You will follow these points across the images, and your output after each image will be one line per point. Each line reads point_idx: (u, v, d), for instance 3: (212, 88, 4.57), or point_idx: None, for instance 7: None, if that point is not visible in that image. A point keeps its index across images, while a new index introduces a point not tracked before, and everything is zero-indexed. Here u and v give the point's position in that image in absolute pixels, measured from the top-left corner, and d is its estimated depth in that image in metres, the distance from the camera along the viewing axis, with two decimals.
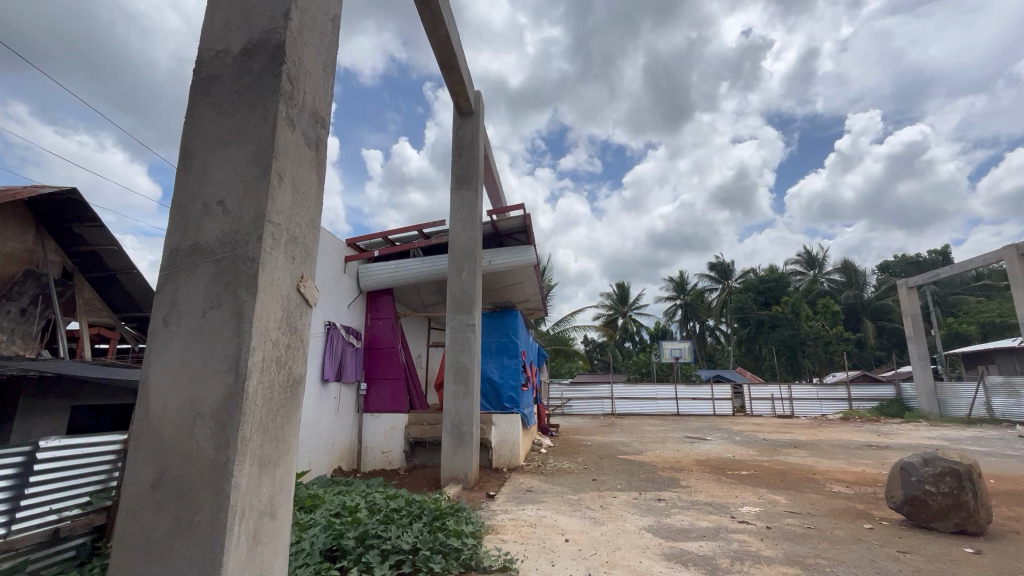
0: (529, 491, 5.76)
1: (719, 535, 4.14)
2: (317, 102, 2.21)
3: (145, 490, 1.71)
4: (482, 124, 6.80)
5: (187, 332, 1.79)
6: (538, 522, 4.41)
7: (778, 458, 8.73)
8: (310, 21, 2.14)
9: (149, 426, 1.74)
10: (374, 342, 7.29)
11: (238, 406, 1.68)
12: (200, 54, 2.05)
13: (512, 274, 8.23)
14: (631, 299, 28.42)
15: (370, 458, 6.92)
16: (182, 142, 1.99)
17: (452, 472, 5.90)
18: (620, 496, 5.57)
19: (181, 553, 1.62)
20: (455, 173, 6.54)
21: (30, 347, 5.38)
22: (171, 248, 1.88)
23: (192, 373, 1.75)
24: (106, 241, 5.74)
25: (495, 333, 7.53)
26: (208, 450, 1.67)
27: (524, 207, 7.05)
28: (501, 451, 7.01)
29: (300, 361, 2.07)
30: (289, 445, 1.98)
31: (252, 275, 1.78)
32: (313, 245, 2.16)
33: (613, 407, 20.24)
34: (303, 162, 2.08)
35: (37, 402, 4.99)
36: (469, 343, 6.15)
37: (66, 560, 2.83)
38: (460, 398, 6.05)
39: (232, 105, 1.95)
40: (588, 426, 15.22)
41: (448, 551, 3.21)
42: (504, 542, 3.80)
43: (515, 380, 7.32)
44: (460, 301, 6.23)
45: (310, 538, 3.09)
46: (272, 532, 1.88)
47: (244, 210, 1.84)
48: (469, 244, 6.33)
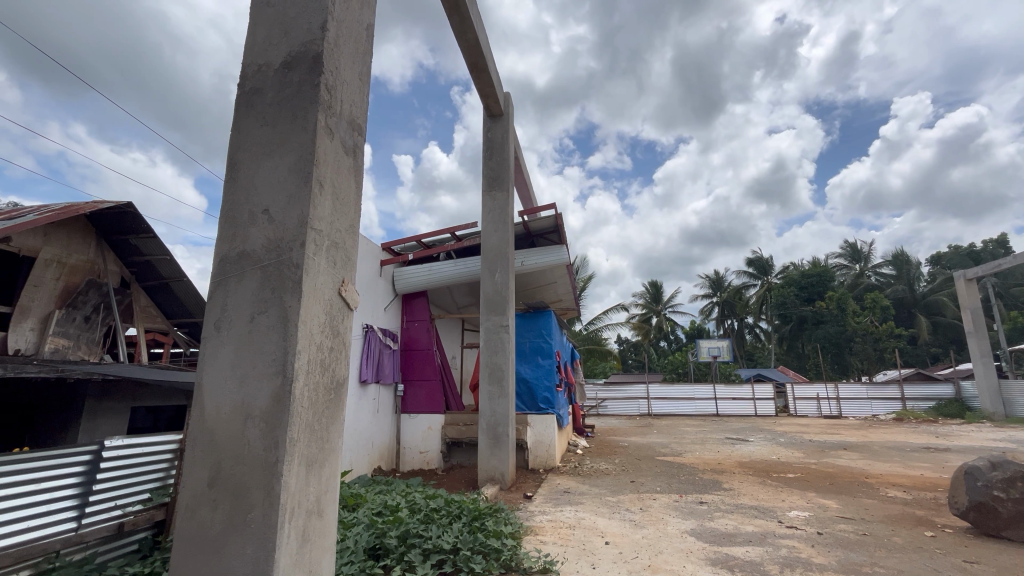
0: (567, 492, 5.72)
1: (766, 540, 3.99)
2: (354, 110, 2.26)
3: (201, 489, 1.78)
4: (511, 125, 6.81)
5: (237, 336, 1.86)
6: (578, 523, 4.37)
7: (827, 461, 8.35)
8: (346, 31, 2.19)
9: (204, 426, 1.82)
10: (411, 344, 7.42)
11: (286, 407, 1.73)
12: (244, 69, 2.13)
13: (545, 274, 8.20)
14: (665, 298, 27.85)
15: (408, 458, 7.04)
16: (229, 154, 2.07)
17: (489, 472, 5.92)
18: (660, 499, 5.46)
19: (237, 550, 1.68)
20: (486, 175, 6.57)
21: (94, 352, 5.76)
22: (221, 256, 1.96)
23: (242, 376, 1.81)
24: (159, 251, 6.05)
25: (529, 333, 7.52)
26: (260, 450, 1.73)
27: (555, 206, 7.02)
28: (537, 451, 6.99)
29: (343, 363, 2.12)
30: (334, 446, 2.03)
31: (297, 280, 1.83)
32: (352, 250, 2.21)
33: (650, 408, 19.89)
34: (342, 169, 2.13)
35: (102, 403, 5.33)
36: (503, 344, 6.16)
37: (130, 553, 3.00)
38: (496, 399, 6.07)
39: (274, 116, 2.02)
40: (624, 427, 14.99)
41: (488, 551, 3.22)
42: (544, 544, 3.79)
43: (550, 380, 7.29)
44: (493, 302, 6.25)
45: (354, 536, 3.17)
46: (320, 531, 1.94)
47: (289, 217, 1.90)
48: (501, 246, 6.34)
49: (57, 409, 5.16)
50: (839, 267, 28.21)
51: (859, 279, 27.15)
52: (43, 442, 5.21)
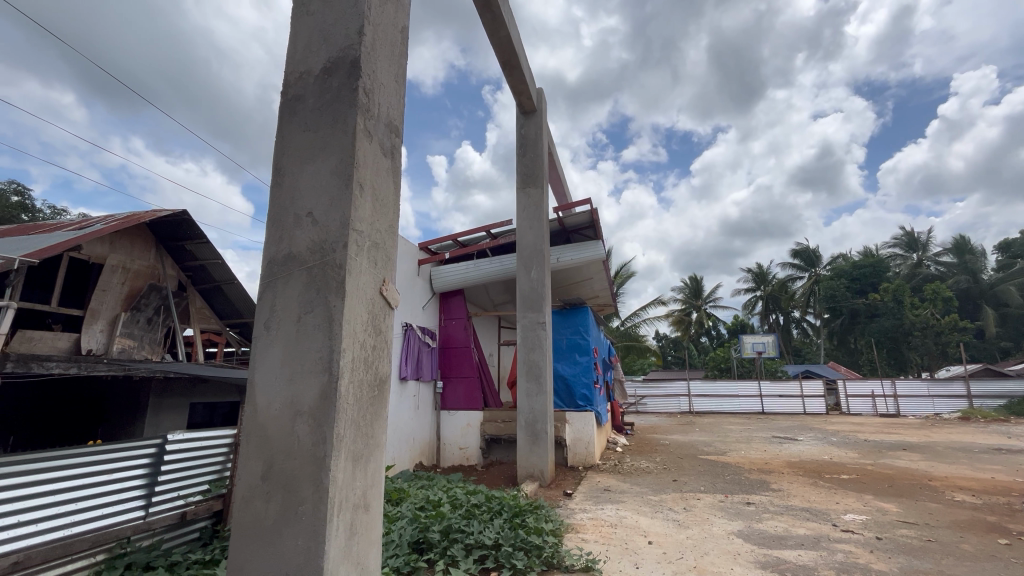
0: (607, 490, 5.65)
1: (820, 544, 3.81)
2: (391, 112, 2.30)
3: (256, 481, 1.86)
4: (544, 121, 6.77)
5: (285, 335, 1.93)
6: (619, 522, 4.31)
7: (884, 462, 7.88)
8: (381, 35, 2.23)
9: (257, 421, 1.90)
10: (449, 342, 7.53)
11: (333, 404, 1.79)
12: (286, 77, 2.20)
13: (581, 270, 8.12)
14: (705, 292, 27.07)
15: (448, 454, 7.15)
16: (274, 160, 2.15)
17: (528, 469, 5.92)
18: (705, 498, 5.31)
19: (289, 541, 1.75)
20: (520, 172, 6.56)
21: (156, 351, 6.16)
22: (269, 259, 2.04)
23: (291, 373, 1.88)
24: (211, 255, 6.37)
25: (566, 330, 7.47)
26: (309, 444, 1.79)
27: (590, 201, 6.94)
28: (576, 449, 6.95)
29: (385, 361, 2.17)
30: (378, 441, 2.08)
31: (341, 280, 1.88)
32: (392, 250, 2.26)
33: (691, 406, 19.38)
34: (381, 170, 2.18)
35: (164, 400, 5.69)
36: (540, 341, 6.14)
37: (192, 540, 3.19)
38: (534, 396, 6.06)
39: (315, 121, 2.08)
40: (665, 425, 14.65)
41: (530, 548, 3.23)
42: (585, 542, 3.75)
43: (588, 377, 7.21)
44: (529, 300, 6.23)
45: (399, 530, 3.25)
46: (367, 524, 1.99)
47: (331, 219, 1.95)
48: (536, 243, 6.32)
49: (125, 405, 5.56)
50: (895, 257, 26.56)
51: (917, 269, 25.47)
52: (113, 436, 5.61)
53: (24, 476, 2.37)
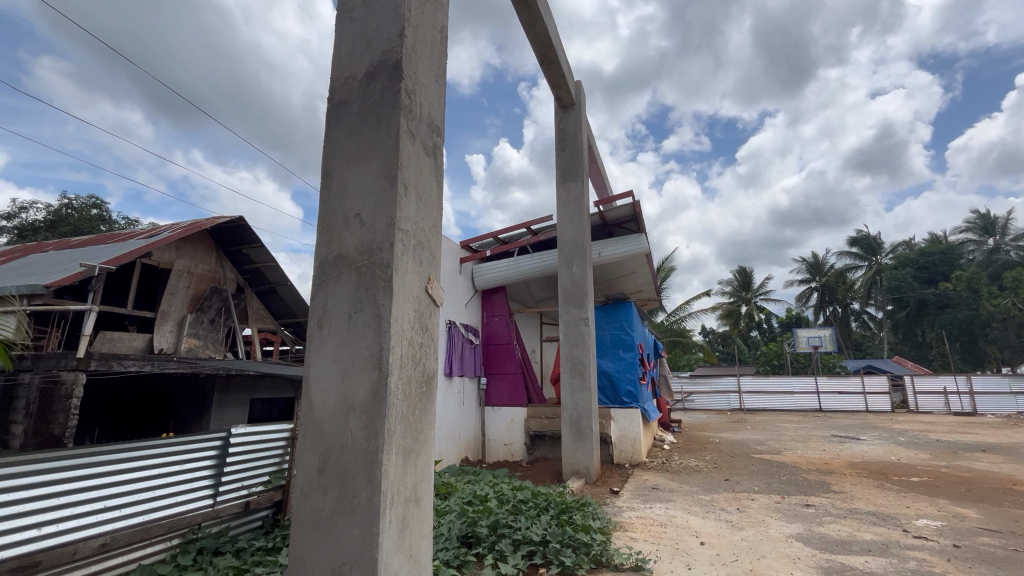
0: (655, 489, 5.53)
1: (889, 551, 3.58)
2: (433, 112, 2.33)
3: (312, 474, 1.93)
4: (584, 114, 6.68)
5: (337, 333, 1.99)
6: (669, 522, 4.21)
7: (960, 464, 7.29)
8: (421, 36, 2.26)
9: (313, 416, 1.98)
10: (492, 338, 7.59)
11: (383, 399, 1.83)
12: (332, 83, 2.26)
13: (623, 264, 7.96)
14: (755, 285, 25.95)
15: (494, 450, 7.20)
16: (323, 164, 2.21)
17: (573, 466, 5.89)
18: (760, 499, 5.10)
19: (345, 532, 1.81)
20: (559, 166, 6.50)
21: (219, 350, 6.55)
22: (320, 260, 2.11)
23: (343, 370, 1.94)
24: (266, 258, 6.70)
25: (609, 325, 7.36)
26: (362, 439, 1.85)
27: (632, 194, 6.78)
28: (622, 446, 6.84)
29: (432, 357, 2.21)
30: (427, 436, 2.12)
31: (388, 278, 1.93)
32: (436, 248, 2.29)
33: (742, 402, 18.66)
34: (424, 170, 2.21)
35: (226, 396, 6.05)
36: (583, 337, 6.07)
37: (255, 528, 3.39)
38: (578, 392, 6.00)
39: (361, 125, 2.13)
40: (715, 422, 14.18)
41: (577, 545, 3.20)
42: (634, 541, 3.69)
43: (632, 373, 7.08)
44: (572, 295, 6.18)
45: (448, 523, 3.31)
46: (418, 517, 2.03)
47: (378, 220, 2.00)
48: (578, 238, 6.25)
49: (193, 401, 5.97)
50: (967, 243, 24.49)
51: (994, 254, 23.39)
52: (183, 429, 6.02)
53: (110, 466, 2.58)
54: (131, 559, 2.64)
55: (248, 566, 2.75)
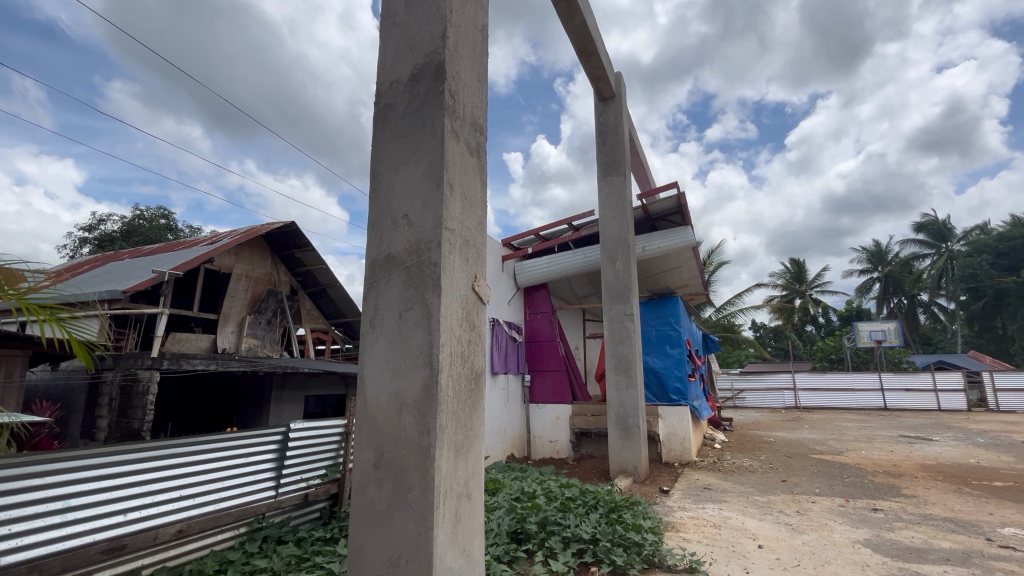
0: (708, 489, 5.36)
1: (971, 561, 3.30)
2: (476, 111, 2.34)
3: (368, 468, 1.98)
4: (624, 106, 6.55)
5: (389, 331, 2.04)
6: (724, 523, 4.07)
7: None
8: (463, 35, 2.27)
9: (368, 411, 2.03)
10: (535, 336, 7.60)
11: (435, 396, 1.87)
12: (378, 87, 2.31)
13: (668, 258, 7.75)
14: (809, 277, 24.63)
15: (539, 447, 7.21)
16: (371, 168, 2.26)
17: (621, 464, 5.79)
18: (821, 502, 4.83)
19: (400, 524, 1.85)
20: (600, 160, 6.40)
21: (276, 349, 6.89)
22: (371, 260, 2.16)
23: (395, 367, 1.99)
24: (316, 261, 6.99)
25: (655, 321, 7.19)
26: (415, 435, 1.89)
27: (676, 185, 6.59)
28: (671, 444, 6.68)
29: (480, 355, 2.23)
30: (477, 432, 2.14)
31: (437, 277, 1.96)
32: (482, 246, 2.31)
33: (797, 400, 17.78)
34: (469, 169, 2.23)
35: (284, 392, 6.38)
36: (628, 333, 5.95)
37: (314, 518, 3.57)
38: (624, 389, 5.90)
39: (406, 127, 2.17)
40: (767, 420, 13.60)
41: (629, 544, 3.15)
42: (687, 542, 3.59)
43: (680, 370, 6.89)
44: (615, 291, 6.07)
45: (497, 519, 3.35)
46: (470, 512, 2.06)
47: (425, 220, 2.03)
48: (620, 232, 6.14)
49: (254, 397, 6.33)
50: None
51: None
52: (246, 423, 6.39)
53: (184, 458, 2.77)
54: (204, 545, 2.84)
55: (309, 555, 2.88)
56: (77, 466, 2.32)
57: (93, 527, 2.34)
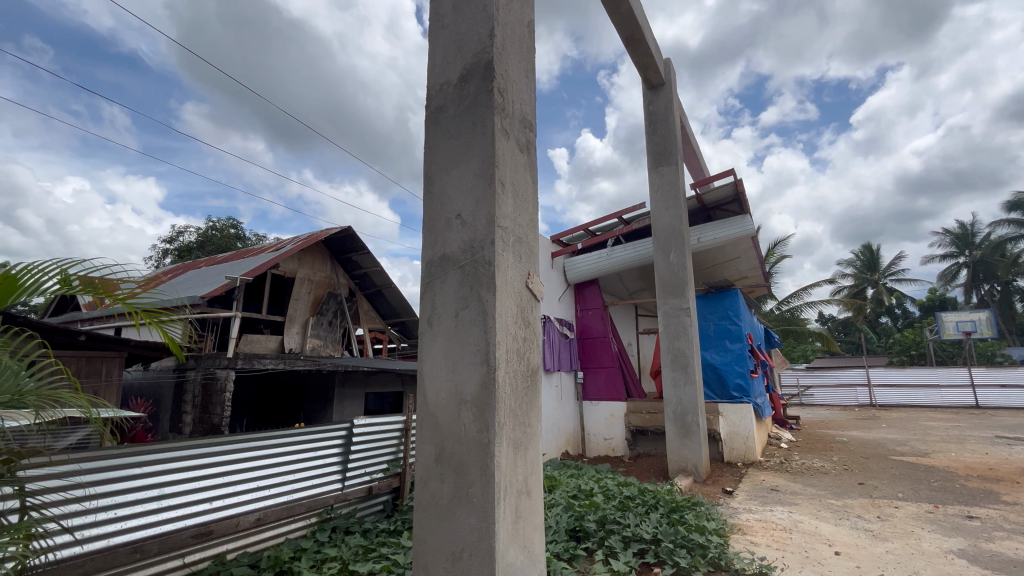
0: (776, 490, 5.09)
1: None
2: (525, 108, 2.34)
3: (430, 463, 2.02)
4: (675, 94, 6.32)
5: (446, 330, 2.07)
6: (794, 527, 3.85)
7: None
8: (510, 33, 2.28)
9: (428, 408, 2.07)
10: (586, 332, 7.51)
11: (493, 393, 1.88)
12: (428, 90, 2.34)
13: (725, 249, 7.42)
14: (884, 264, 22.80)
15: (594, 445, 7.12)
16: (424, 170, 2.30)
17: (680, 463, 5.61)
18: (906, 507, 4.45)
19: (463, 519, 1.88)
20: (651, 151, 6.21)
21: (337, 348, 7.22)
22: (426, 260, 2.20)
23: (453, 363, 2.02)
24: (372, 263, 7.26)
25: (713, 315, 6.91)
26: (474, 431, 1.91)
27: (733, 172, 6.28)
28: (733, 444, 6.39)
29: (536, 352, 2.23)
30: (534, 429, 2.14)
31: (491, 276, 1.97)
32: (534, 243, 2.31)
33: (873, 398, 16.42)
34: (519, 166, 2.24)
35: (345, 390, 6.68)
36: (684, 328, 5.75)
37: (378, 510, 3.71)
38: (682, 386, 5.70)
39: (457, 129, 2.19)
40: (839, 419, 12.69)
41: (692, 546, 3.05)
42: (755, 545, 3.43)
43: (741, 365, 6.59)
44: (670, 285, 5.88)
45: (556, 517, 3.34)
46: (530, 509, 2.06)
47: (479, 218, 2.05)
48: (673, 224, 5.94)
49: (319, 394, 6.68)
50: None
51: None
52: (312, 419, 6.74)
53: (259, 451, 2.96)
54: (280, 533, 3.03)
55: (375, 546, 3.00)
56: (169, 457, 2.54)
57: (183, 513, 2.56)
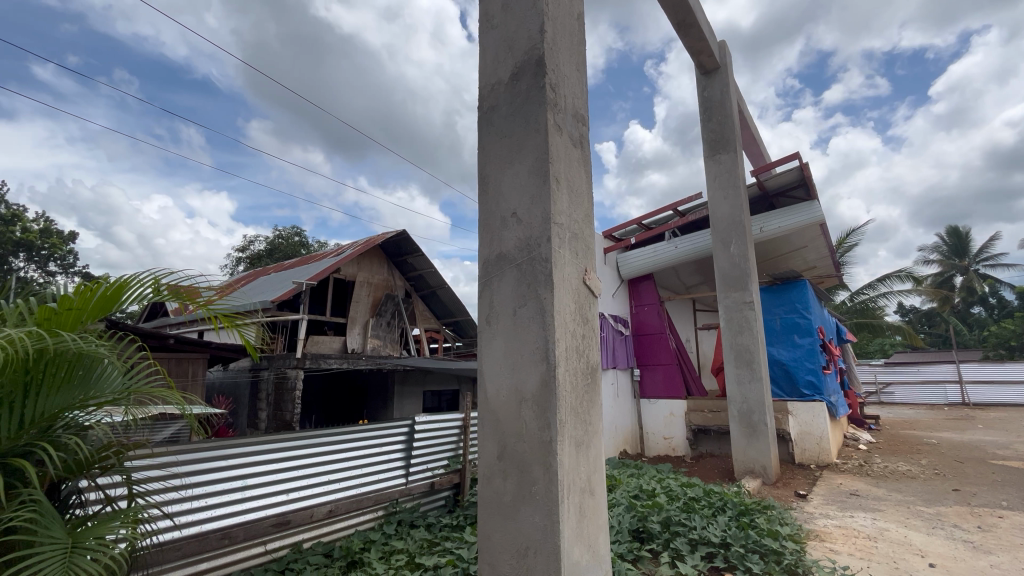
0: (856, 495, 4.74)
1: None
2: (576, 102, 2.31)
3: (493, 460, 2.04)
4: (731, 78, 6.03)
5: (504, 329, 2.08)
6: (880, 535, 3.56)
7: None
8: (560, 27, 2.25)
9: (489, 406, 2.09)
10: (642, 329, 7.33)
11: (554, 391, 1.87)
12: (481, 91, 2.35)
13: (790, 238, 6.99)
14: (974, 249, 20.63)
15: (653, 444, 6.94)
16: (478, 171, 2.32)
17: (747, 464, 5.35)
18: (1012, 517, 4.01)
19: (527, 516, 1.89)
20: (707, 139, 5.96)
21: (395, 347, 7.47)
22: (483, 260, 2.22)
23: (513, 361, 2.02)
24: (426, 265, 7.44)
25: (780, 308, 6.53)
26: (535, 429, 1.91)
27: (798, 156, 5.90)
28: (805, 444, 6.02)
29: (595, 349, 2.20)
30: (596, 427, 2.11)
31: (548, 273, 1.96)
32: (590, 239, 2.27)
33: (966, 396, 14.85)
34: (573, 161, 2.21)
35: (404, 388, 6.90)
36: (749, 323, 5.47)
37: (440, 505, 3.81)
38: (747, 383, 5.43)
39: (510, 127, 2.19)
40: (927, 420, 11.60)
41: (766, 552, 2.89)
42: (835, 554, 3.21)
43: (812, 361, 6.18)
44: (731, 278, 5.62)
45: (617, 517, 3.28)
46: (594, 509, 2.04)
47: (534, 215, 2.04)
48: (733, 214, 5.67)
49: (380, 391, 6.95)
50: None
51: None
52: (374, 416, 7.02)
53: (329, 446, 3.11)
54: (351, 524, 3.18)
55: (439, 540, 3.08)
56: (251, 451, 2.73)
57: (264, 503, 2.74)
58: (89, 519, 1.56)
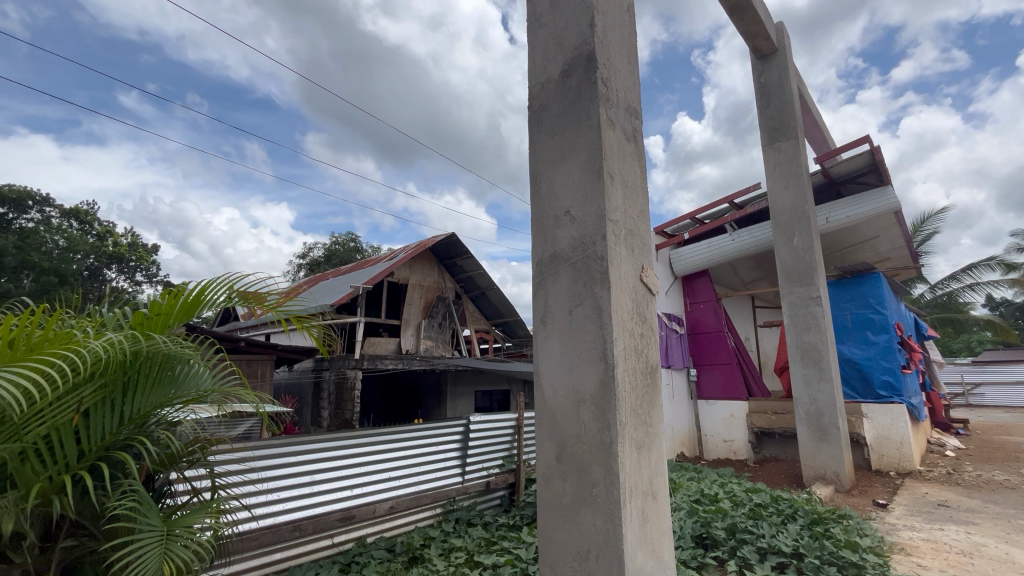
0: (945, 506, 4.33)
1: None
2: (629, 95, 2.25)
3: (551, 461, 2.02)
4: (790, 60, 5.69)
5: (560, 328, 2.06)
6: (976, 551, 3.24)
7: None
8: (611, 21, 2.21)
9: (545, 406, 2.07)
10: (698, 327, 7.08)
11: (613, 392, 1.83)
12: (530, 90, 2.34)
13: (860, 228, 6.52)
14: None
15: (712, 447, 6.68)
16: (530, 170, 2.31)
17: (817, 470, 5.02)
18: None
19: (587, 518, 1.86)
20: (765, 126, 5.66)
21: (447, 348, 7.61)
22: (537, 259, 2.20)
23: (570, 360, 2.00)
24: (475, 267, 7.53)
25: (851, 303, 6.09)
26: (594, 430, 1.88)
27: (867, 140, 5.48)
28: (883, 450, 5.58)
29: (654, 348, 2.14)
30: (657, 429, 2.05)
31: (604, 272, 1.93)
32: (646, 236, 2.21)
33: None
34: (628, 156, 2.16)
35: (456, 388, 7.03)
36: (816, 319, 5.14)
37: (496, 504, 3.84)
38: (816, 384, 5.10)
39: (561, 125, 2.17)
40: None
41: (844, 564, 2.70)
42: (924, 570, 2.94)
43: (890, 360, 5.72)
44: (794, 272, 5.31)
45: (679, 522, 3.18)
46: (657, 512, 1.98)
47: (588, 213, 2.01)
48: (795, 204, 5.35)
49: (434, 391, 7.12)
50: None
51: None
52: (428, 415, 7.19)
53: (388, 444, 3.20)
54: (410, 521, 3.27)
55: (496, 539, 3.09)
56: (318, 448, 2.85)
57: (331, 498, 2.86)
58: (180, 509, 1.69)
